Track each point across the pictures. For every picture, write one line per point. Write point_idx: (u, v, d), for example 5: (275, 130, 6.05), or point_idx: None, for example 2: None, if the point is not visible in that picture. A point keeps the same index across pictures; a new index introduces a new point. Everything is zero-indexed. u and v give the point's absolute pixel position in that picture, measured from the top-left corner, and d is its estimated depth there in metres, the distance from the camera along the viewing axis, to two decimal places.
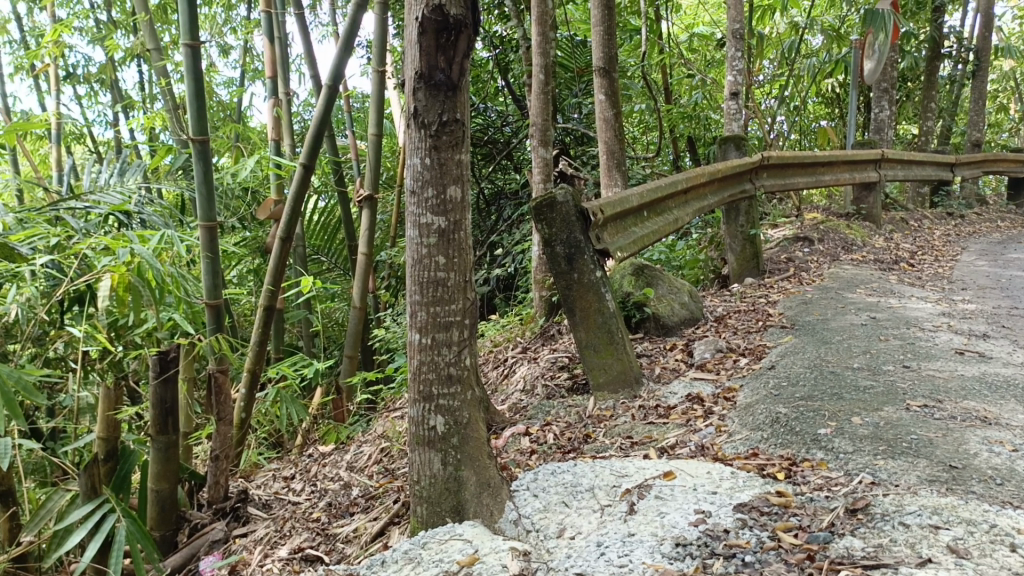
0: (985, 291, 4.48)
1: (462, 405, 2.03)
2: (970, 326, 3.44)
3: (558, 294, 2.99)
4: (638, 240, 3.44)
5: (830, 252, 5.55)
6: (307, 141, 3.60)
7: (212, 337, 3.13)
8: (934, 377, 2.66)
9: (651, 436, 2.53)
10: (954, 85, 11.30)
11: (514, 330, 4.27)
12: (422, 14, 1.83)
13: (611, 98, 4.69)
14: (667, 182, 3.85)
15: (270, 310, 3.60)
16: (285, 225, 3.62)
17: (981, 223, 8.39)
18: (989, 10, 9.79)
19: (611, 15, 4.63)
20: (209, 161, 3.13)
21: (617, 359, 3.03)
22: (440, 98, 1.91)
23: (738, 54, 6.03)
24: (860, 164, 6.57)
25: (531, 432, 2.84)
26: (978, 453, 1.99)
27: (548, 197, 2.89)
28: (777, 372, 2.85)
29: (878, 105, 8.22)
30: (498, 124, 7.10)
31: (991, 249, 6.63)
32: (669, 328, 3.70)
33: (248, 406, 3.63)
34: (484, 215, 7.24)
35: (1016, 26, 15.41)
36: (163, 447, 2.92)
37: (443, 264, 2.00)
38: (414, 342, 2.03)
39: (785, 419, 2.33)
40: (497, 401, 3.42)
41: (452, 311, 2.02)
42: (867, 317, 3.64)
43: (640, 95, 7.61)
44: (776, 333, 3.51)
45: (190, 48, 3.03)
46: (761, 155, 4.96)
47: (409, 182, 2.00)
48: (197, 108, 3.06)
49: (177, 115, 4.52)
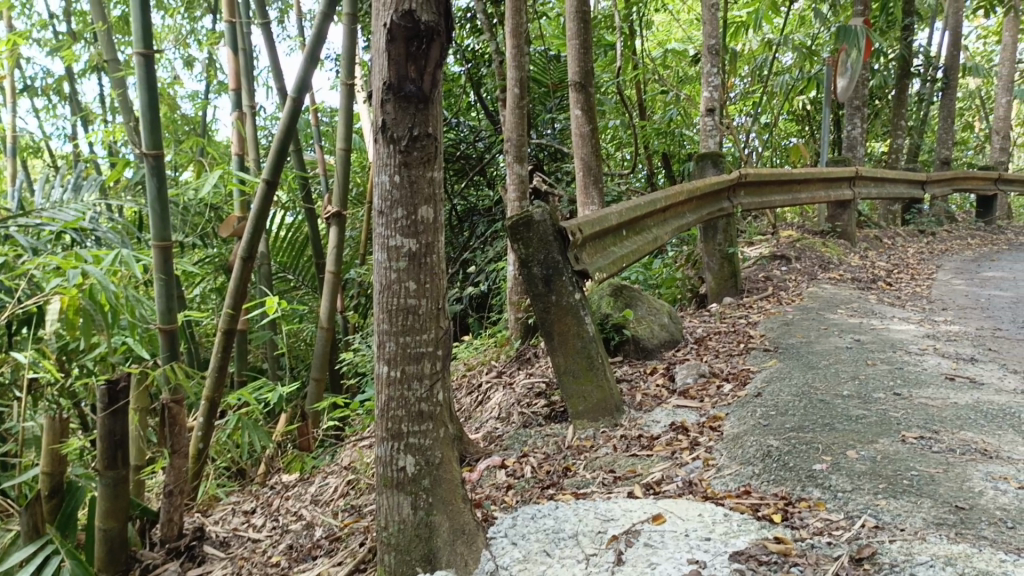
0: (965, 311, 4.42)
1: (434, 443, 1.88)
2: (956, 349, 3.36)
3: (536, 317, 2.84)
4: (617, 260, 3.31)
5: (808, 271, 5.48)
6: (271, 156, 3.43)
7: (165, 366, 2.93)
8: (927, 406, 2.55)
9: (635, 470, 2.39)
10: (923, 103, 11.39)
11: (488, 353, 4.12)
12: (390, 20, 1.69)
13: (587, 113, 4.58)
14: (646, 200, 3.73)
15: (230, 334, 3.41)
16: (246, 244, 3.44)
17: (952, 241, 8.41)
18: (957, 29, 9.89)
19: (587, 28, 4.53)
20: (163, 177, 2.94)
21: (597, 385, 2.89)
22: (411, 111, 1.77)
23: (714, 70, 5.98)
24: (835, 182, 6.54)
25: (507, 466, 2.69)
26: (984, 492, 1.87)
27: (525, 215, 2.75)
28: (764, 400, 2.73)
29: (850, 122, 8.24)
30: (470, 140, 6.98)
31: (965, 267, 6.61)
32: (649, 351, 3.57)
33: (207, 435, 3.44)
34: (456, 232, 7.10)
35: (981, 47, 15.67)
36: (112, 482, 2.72)
37: (414, 290, 1.84)
38: (382, 375, 1.87)
39: (777, 453, 2.21)
40: (471, 429, 3.26)
41: (424, 342, 1.86)
42: (852, 339, 3.54)
43: (614, 111, 7.54)
44: (759, 356, 3.40)
45: (143, 57, 2.85)
46: (738, 172, 4.87)
47: (376, 202, 1.84)
48: (150, 119, 2.88)
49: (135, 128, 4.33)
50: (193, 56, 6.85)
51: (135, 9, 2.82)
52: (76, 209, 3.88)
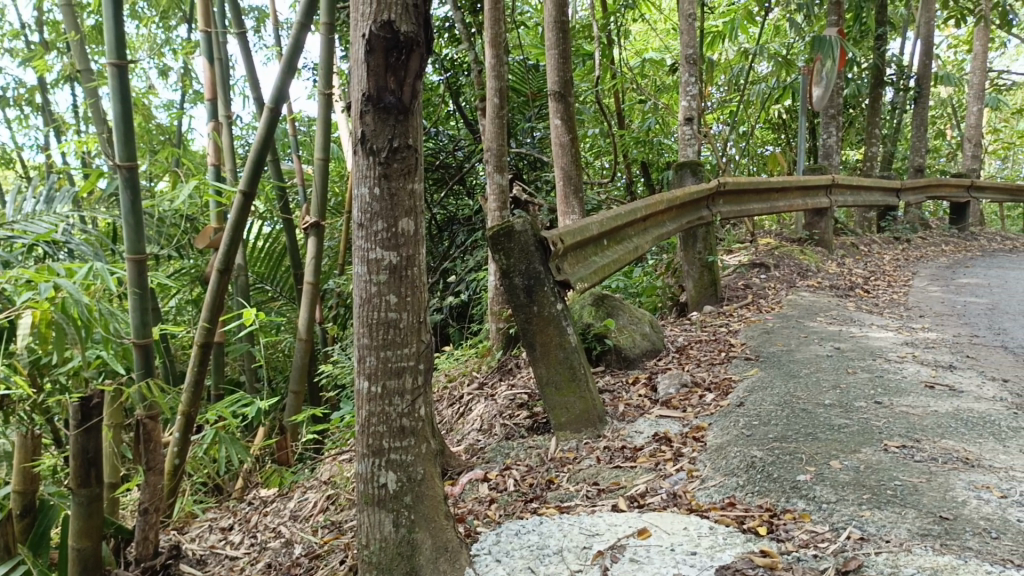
0: (942, 318, 4.46)
1: (416, 459, 1.86)
2: (934, 357, 3.38)
3: (517, 327, 2.83)
4: (598, 270, 3.30)
5: (786, 278, 5.51)
6: (248, 166, 3.39)
7: (140, 382, 2.89)
8: (908, 414, 2.56)
9: (618, 483, 2.37)
10: (896, 112, 11.53)
11: (470, 364, 4.10)
12: (369, 31, 1.68)
13: (567, 123, 4.57)
14: (626, 209, 3.73)
15: (206, 347, 3.36)
16: (223, 256, 3.39)
17: (927, 248, 8.51)
18: (929, 39, 10.02)
19: (565, 38, 4.53)
20: (138, 189, 2.89)
21: (580, 396, 2.87)
22: (390, 122, 1.75)
23: (691, 79, 6.07)
24: (812, 190, 6.59)
25: (489, 479, 2.67)
26: (967, 502, 1.88)
27: (505, 226, 2.73)
28: (746, 410, 2.72)
29: (825, 131, 8.31)
30: (450, 149, 6.96)
31: (941, 274, 6.69)
32: (631, 360, 3.56)
33: (183, 451, 3.38)
34: (436, 241, 7.07)
35: (952, 56, 15.91)
36: (85, 501, 2.67)
37: (395, 304, 1.82)
38: (362, 390, 1.84)
39: (761, 464, 2.20)
40: (453, 442, 3.23)
41: (405, 356, 1.83)
42: (832, 348, 3.55)
43: (593, 120, 7.56)
44: (741, 365, 3.40)
45: (116, 67, 2.80)
46: (717, 181, 4.89)
47: (356, 214, 1.82)
48: (124, 131, 2.83)
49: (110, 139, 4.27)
50: (169, 65, 6.79)
51: (108, 18, 2.77)
52: (48, 220, 3.81)
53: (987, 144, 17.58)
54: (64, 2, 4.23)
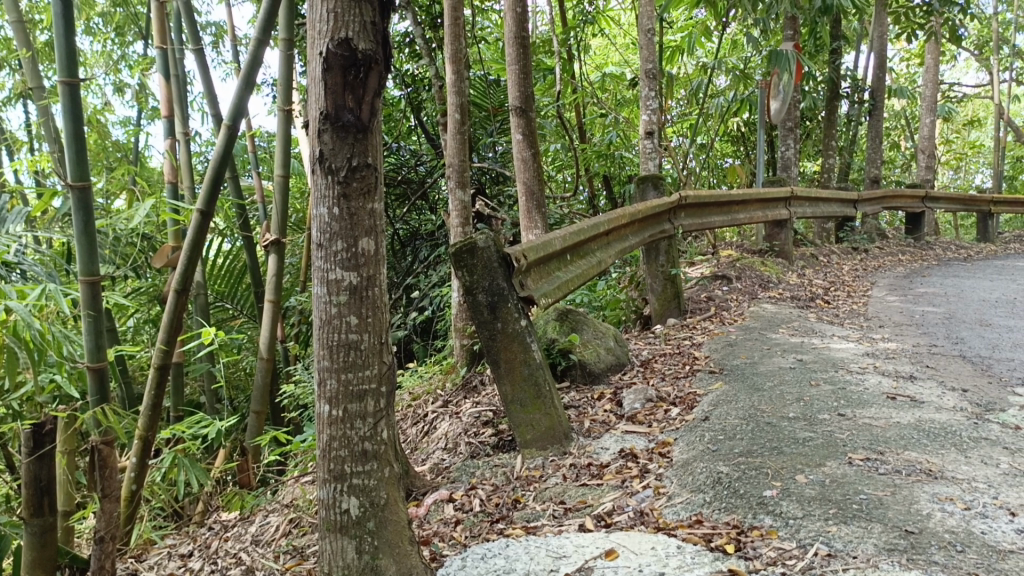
0: (902, 328, 4.53)
1: (379, 484, 1.82)
2: (895, 367, 3.43)
3: (482, 344, 2.81)
4: (561, 285, 3.29)
5: (748, 290, 5.55)
6: (205, 184, 3.32)
7: (95, 407, 2.80)
8: (871, 426, 2.58)
9: (585, 501, 2.35)
10: (852, 124, 11.76)
11: (434, 381, 4.06)
12: (326, 49, 1.67)
13: (528, 137, 4.57)
14: (590, 224, 3.73)
15: (164, 368, 3.27)
16: (180, 275, 3.30)
17: (884, 257, 8.67)
18: (882, 54, 10.25)
19: (526, 54, 4.53)
20: (90, 210, 2.79)
21: (545, 413, 2.86)
22: (349, 140, 1.73)
23: (651, 94, 6.08)
24: (772, 202, 6.67)
25: (455, 499, 2.64)
26: (932, 514, 1.89)
27: (468, 242, 2.72)
28: (712, 424, 2.73)
29: (784, 143, 8.43)
30: (411, 164, 6.98)
31: (899, 283, 6.81)
32: (596, 375, 3.55)
33: (140, 477, 3.28)
34: (400, 257, 7.06)
35: (906, 68, 16.27)
36: (38, 531, 2.68)
37: (355, 325, 1.78)
38: (323, 414, 1.80)
39: (728, 479, 2.19)
40: (417, 461, 3.19)
41: (366, 378, 1.79)
42: (795, 359, 3.58)
43: (555, 134, 7.59)
44: (705, 378, 3.41)
45: (67, 85, 2.72)
46: (678, 194, 4.93)
47: (315, 234, 1.78)
48: (75, 149, 2.75)
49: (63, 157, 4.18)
50: (124, 82, 6.69)
51: (58, 35, 2.70)
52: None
53: (941, 154, 17.99)
54: (15, 18, 4.13)
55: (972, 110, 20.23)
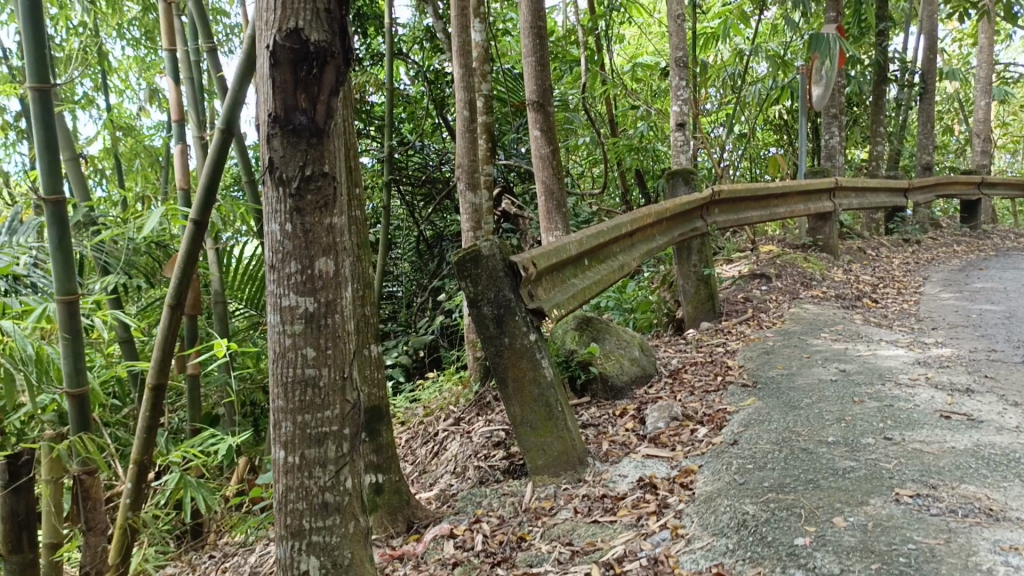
0: (957, 331, 4.15)
1: (342, 541, 1.62)
2: (950, 378, 3.09)
3: (487, 361, 2.59)
4: (578, 293, 3.02)
5: (789, 289, 5.22)
6: (197, 195, 2.92)
7: (75, 438, 2.63)
8: (922, 453, 2.27)
9: (594, 543, 2.10)
10: (901, 109, 11.24)
11: (449, 396, 3.83)
12: (273, 41, 1.43)
13: (547, 133, 4.29)
14: (610, 225, 3.45)
15: (159, 389, 3.06)
16: (174, 289, 3.02)
17: (938, 249, 8.22)
18: (933, 34, 9.74)
19: (544, 44, 4.25)
20: (67, 225, 2.61)
21: (558, 437, 2.61)
22: (302, 147, 1.48)
23: (682, 84, 5.73)
24: (814, 195, 6.29)
25: (456, 534, 2.41)
26: (993, 571, 1.60)
27: (472, 250, 2.51)
28: (741, 449, 2.45)
29: (827, 131, 8.00)
30: (436, 163, 6.79)
31: (954, 277, 6.39)
32: (619, 389, 3.28)
33: (137, 504, 3.05)
34: (425, 259, 6.87)
35: (958, 49, 15.62)
36: (18, 568, 2.55)
37: (313, 359, 1.54)
38: (278, 461, 1.58)
39: (754, 523, 1.92)
40: (423, 487, 2.99)
41: (326, 421, 1.56)
42: (837, 370, 3.27)
43: (584, 128, 7.30)
44: (738, 392, 3.12)
45: (38, 92, 2.54)
46: (711, 189, 4.61)
47: (267, 254, 1.56)
48: (47, 160, 2.57)
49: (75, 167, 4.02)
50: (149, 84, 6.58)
51: (25, 39, 2.51)
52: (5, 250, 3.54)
53: (997, 138, 17.24)
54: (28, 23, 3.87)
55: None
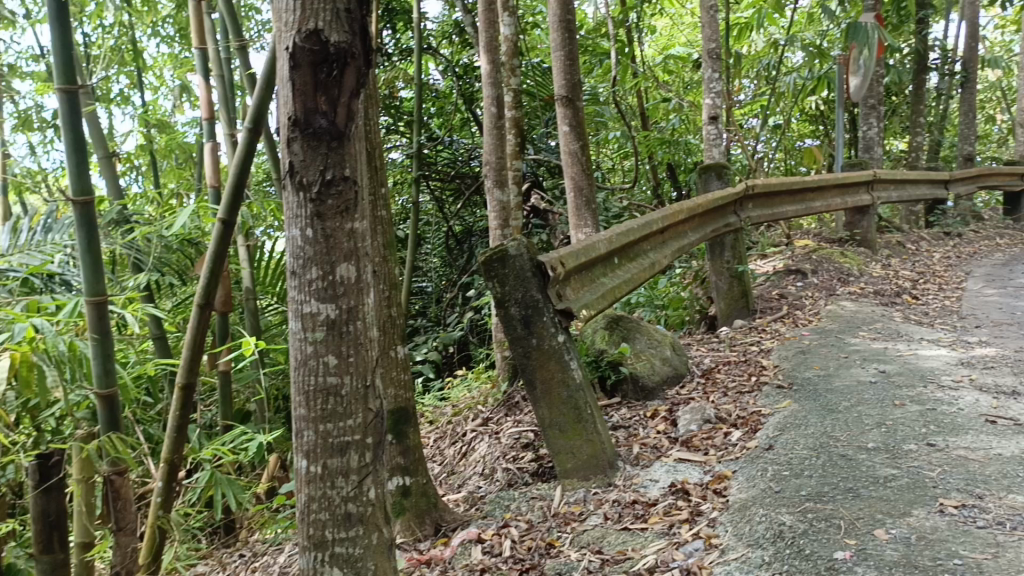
0: (1001, 330, 4.02)
1: (366, 552, 1.59)
2: (995, 380, 2.99)
3: (516, 363, 2.54)
4: (608, 293, 2.95)
5: (826, 285, 5.10)
6: (225, 193, 2.78)
7: (103, 437, 2.65)
8: (967, 461, 2.18)
9: (625, 552, 2.04)
10: (941, 99, 10.98)
11: (478, 395, 3.80)
12: (292, 43, 1.39)
13: (576, 128, 4.23)
14: (641, 223, 3.38)
15: (190, 388, 2.99)
16: (203, 288, 2.93)
17: (979, 242, 8.02)
18: (974, 21, 9.49)
19: (573, 38, 4.19)
20: (94, 224, 2.61)
21: (588, 440, 2.55)
22: (322, 151, 1.44)
23: (715, 76, 5.62)
24: (851, 188, 6.15)
25: (484, 539, 2.36)
26: None
27: (499, 250, 2.46)
28: (776, 455, 2.38)
29: (865, 122, 7.83)
30: (466, 158, 6.75)
31: (997, 272, 6.22)
32: (650, 390, 3.22)
33: (168, 502, 3.00)
34: (455, 255, 6.84)
35: (1000, 37, 15.24)
36: (49, 566, 2.56)
37: (335, 366, 1.51)
38: (301, 470, 1.56)
39: (791, 534, 1.85)
40: (452, 489, 2.95)
41: (349, 430, 1.53)
42: (876, 371, 3.18)
43: (615, 122, 7.21)
44: (773, 394, 3.04)
45: (65, 92, 2.54)
46: (745, 183, 4.51)
47: (288, 260, 1.52)
48: (74, 160, 2.57)
49: (108, 166, 4.02)
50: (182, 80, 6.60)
51: (52, 40, 2.50)
52: (39, 250, 3.54)
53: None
54: None
55: None
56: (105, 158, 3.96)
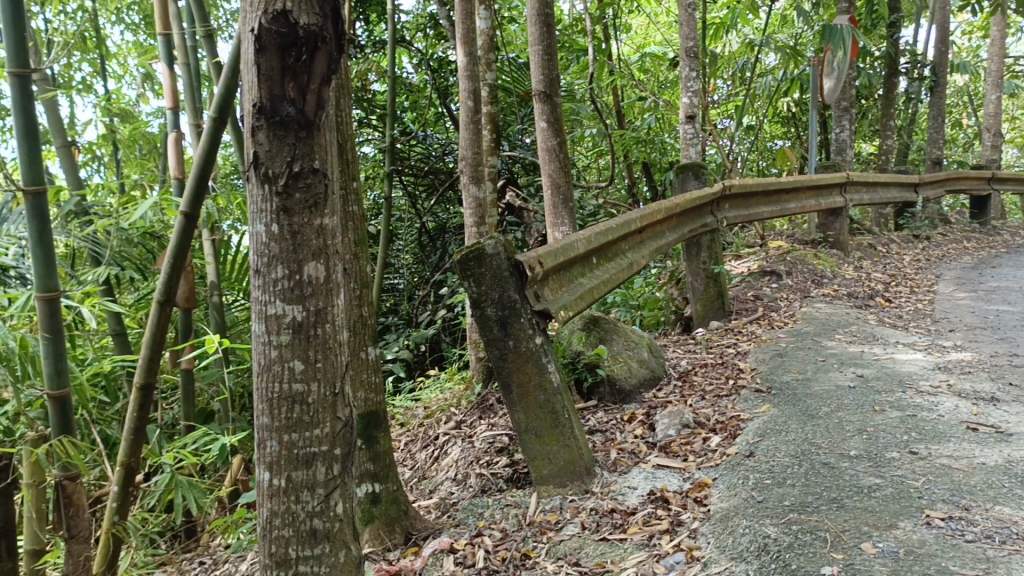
0: (975, 334, 4.01)
1: (332, 570, 1.50)
2: (973, 386, 2.96)
3: (491, 365, 2.45)
4: (586, 294, 2.88)
5: (800, 287, 5.08)
6: (188, 185, 2.65)
7: (54, 441, 2.52)
8: (951, 470, 2.14)
9: (603, 564, 1.97)
10: (911, 103, 11.08)
11: (451, 396, 3.71)
12: (258, 24, 1.28)
13: (554, 125, 4.15)
14: (619, 222, 3.31)
15: (149, 389, 2.85)
16: (164, 283, 2.79)
17: (947, 245, 8.08)
18: (944, 26, 9.56)
19: (551, 32, 4.11)
20: (46, 216, 2.48)
21: (564, 445, 2.47)
22: (289, 141, 1.34)
23: (692, 75, 5.57)
24: (825, 190, 6.15)
25: (457, 549, 2.27)
26: None
27: (475, 248, 2.37)
28: (758, 462, 2.32)
29: (838, 124, 7.84)
30: (439, 153, 6.64)
31: (966, 275, 6.25)
32: (627, 393, 3.15)
33: (125, 507, 2.88)
34: (427, 252, 6.74)
35: (967, 44, 15.45)
36: None
37: (301, 372, 1.42)
38: (263, 483, 1.46)
39: (776, 548, 1.79)
40: (423, 495, 2.86)
41: (315, 440, 1.43)
42: (854, 375, 3.14)
43: (590, 119, 7.14)
44: (751, 398, 2.99)
45: (18, 76, 2.40)
46: (721, 183, 4.47)
47: (252, 257, 1.42)
48: (25, 148, 2.43)
49: (67, 156, 3.85)
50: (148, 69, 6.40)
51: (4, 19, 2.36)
52: None
53: (1004, 131, 17.05)
54: None
55: None
56: (64, 147, 3.79)
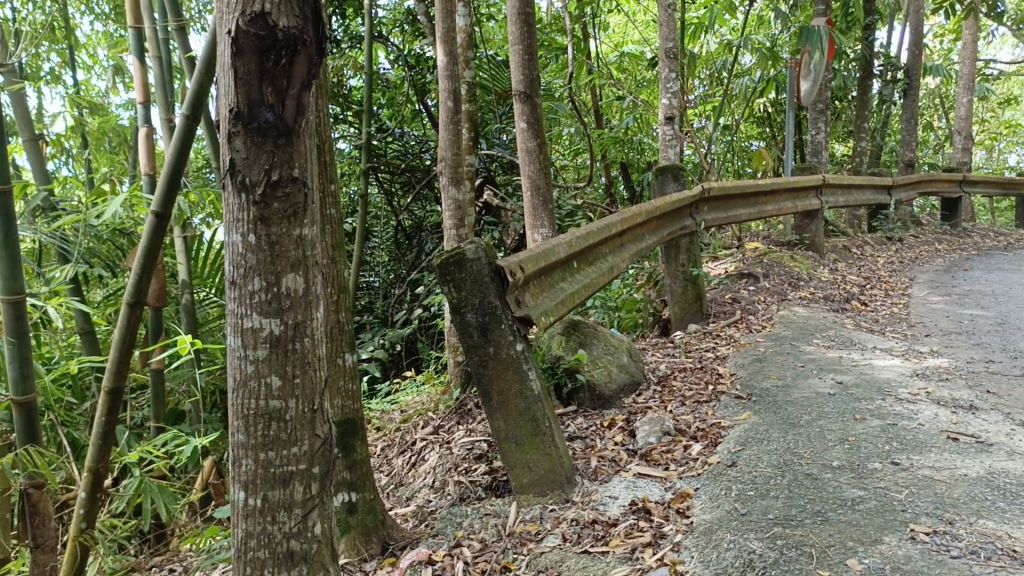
0: (950, 339, 4.03)
1: None
2: (950, 393, 2.97)
3: (471, 372, 2.41)
4: (566, 299, 2.84)
5: (777, 290, 5.09)
6: (159, 183, 2.56)
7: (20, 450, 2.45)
8: (933, 482, 2.13)
9: None
10: (884, 105, 11.18)
11: (428, 400, 3.66)
12: (235, 25, 1.22)
13: (534, 125, 4.10)
14: (599, 225, 3.27)
15: (117, 393, 2.76)
16: (134, 284, 2.70)
17: (919, 247, 8.16)
18: (919, 29, 9.65)
19: (532, 31, 4.06)
20: (11, 215, 2.38)
21: (545, 454, 2.43)
22: (268, 148, 1.29)
23: (671, 76, 5.55)
24: (802, 192, 6.17)
25: (435, 561, 2.23)
26: None
27: (455, 253, 2.32)
28: (740, 472, 2.30)
29: (814, 126, 7.88)
30: (416, 151, 6.56)
31: (939, 279, 6.31)
32: (607, 398, 3.12)
33: (92, 515, 2.80)
34: (403, 250, 6.67)
35: (939, 47, 15.64)
36: None
37: (279, 388, 1.36)
38: (238, 502, 1.41)
39: (762, 564, 1.77)
40: (400, 502, 2.81)
41: (293, 458, 1.39)
42: (834, 381, 3.13)
43: (568, 118, 7.11)
44: (732, 404, 2.97)
45: None
46: (700, 186, 4.45)
47: (228, 268, 1.36)
48: None
49: (33, 151, 3.74)
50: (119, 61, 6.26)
51: None
52: None
53: (974, 133, 17.28)
54: None
55: (1007, 88, 19.71)
56: (30, 141, 3.67)
